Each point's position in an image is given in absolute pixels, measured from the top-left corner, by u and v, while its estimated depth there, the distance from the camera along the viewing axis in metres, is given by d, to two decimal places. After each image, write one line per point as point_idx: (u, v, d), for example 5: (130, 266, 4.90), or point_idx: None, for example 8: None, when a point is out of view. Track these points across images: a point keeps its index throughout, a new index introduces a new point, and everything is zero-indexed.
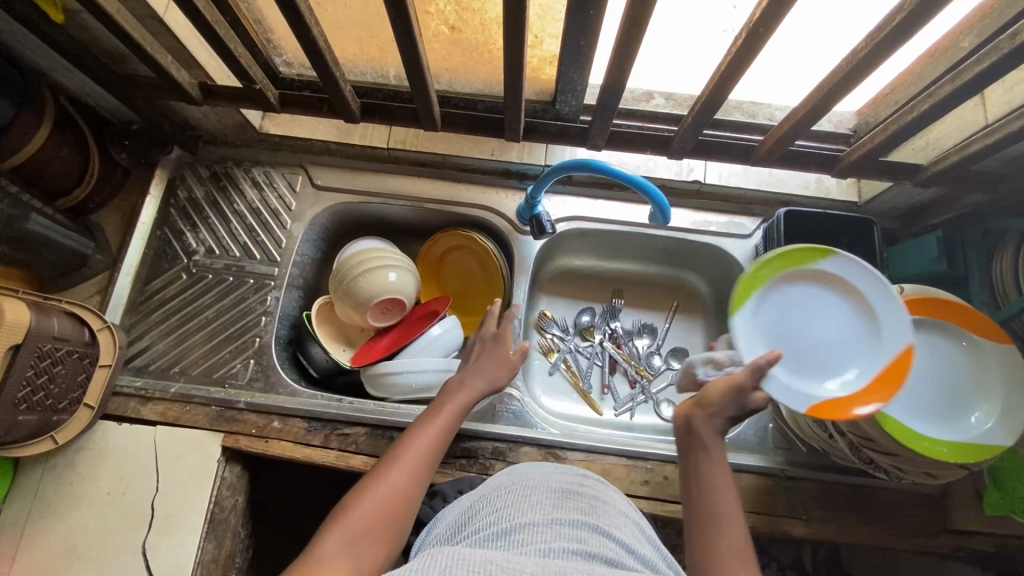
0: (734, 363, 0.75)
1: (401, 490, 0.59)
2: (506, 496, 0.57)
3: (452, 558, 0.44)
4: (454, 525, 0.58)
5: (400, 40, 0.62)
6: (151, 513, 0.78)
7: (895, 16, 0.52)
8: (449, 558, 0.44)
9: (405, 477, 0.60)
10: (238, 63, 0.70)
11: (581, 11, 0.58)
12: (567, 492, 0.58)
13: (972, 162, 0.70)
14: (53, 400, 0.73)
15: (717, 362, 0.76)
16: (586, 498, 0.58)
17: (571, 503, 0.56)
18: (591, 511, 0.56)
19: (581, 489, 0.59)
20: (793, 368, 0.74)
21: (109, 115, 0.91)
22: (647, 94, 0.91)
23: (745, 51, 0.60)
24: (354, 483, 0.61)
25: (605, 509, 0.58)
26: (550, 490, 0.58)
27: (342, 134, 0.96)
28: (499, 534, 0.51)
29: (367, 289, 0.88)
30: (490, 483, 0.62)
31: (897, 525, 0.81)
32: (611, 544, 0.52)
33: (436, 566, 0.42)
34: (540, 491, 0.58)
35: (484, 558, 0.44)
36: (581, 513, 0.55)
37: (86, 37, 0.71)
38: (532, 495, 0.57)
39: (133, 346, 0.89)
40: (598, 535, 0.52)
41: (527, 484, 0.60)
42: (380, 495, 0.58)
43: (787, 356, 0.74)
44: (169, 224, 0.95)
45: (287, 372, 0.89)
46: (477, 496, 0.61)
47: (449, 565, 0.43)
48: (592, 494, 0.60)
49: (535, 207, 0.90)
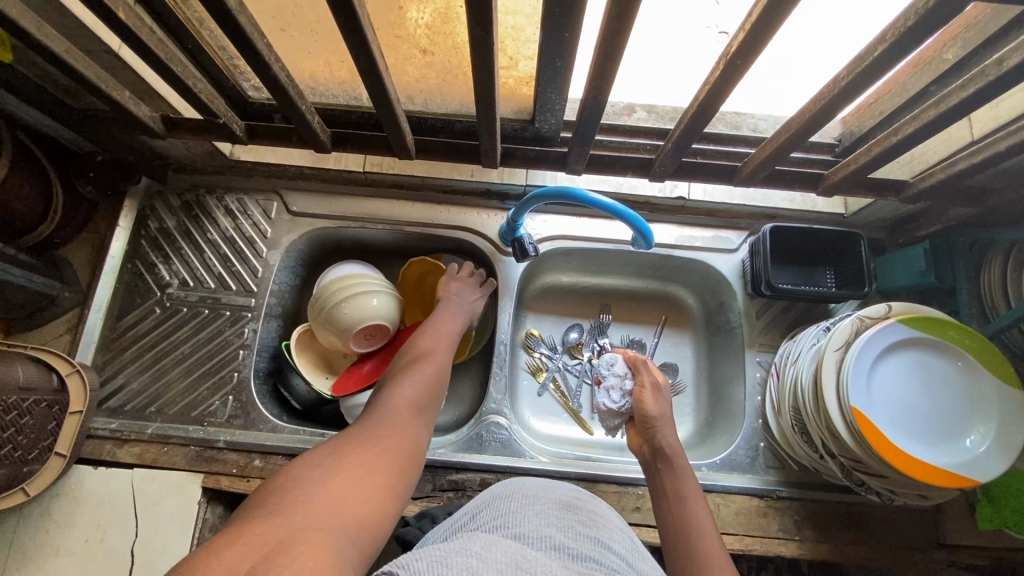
0: (621, 377, 0.82)
1: (431, 377, 0.73)
2: (511, 504, 0.56)
3: (489, 540, 0.45)
4: (451, 528, 0.56)
5: (366, 73, 0.59)
6: (130, 560, 0.76)
7: (879, 46, 0.50)
8: (487, 539, 0.46)
9: (433, 368, 0.74)
10: (199, 97, 0.67)
11: (556, 33, 0.56)
12: (568, 504, 0.57)
13: (958, 179, 0.69)
14: (21, 451, 0.70)
15: (614, 386, 0.82)
16: (585, 511, 0.57)
17: (573, 514, 0.55)
18: (592, 523, 0.55)
19: (579, 502, 0.58)
20: (886, 403, 0.70)
21: (72, 146, 0.87)
22: (628, 107, 0.85)
23: (726, 78, 0.58)
24: (377, 382, 0.74)
25: (603, 522, 0.57)
26: (553, 501, 0.57)
27: (316, 159, 0.93)
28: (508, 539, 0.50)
29: (349, 315, 0.85)
30: (485, 497, 0.60)
31: (890, 542, 0.80)
32: (615, 555, 0.51)
33: (477, 542, 0.45)
34: (542, 502, 0.57)
35: (516, 546, 0.45)
36: (584, 523, 0.54)
37: (38, 74, 0.68)
38: (538, 502, 0.56)
39: (108, 385, 0.86)
40: (603, 546, 0.51)
41: (529, 492, 0.59)
42: (414, 379, 0.71)
43: (892, 394, 0.70)
44: (141, 256, 0.92)
45: (267, 407, 0.87)
46: (475, 503, 0.60)
47: (487, 544, 0.45)
48: (590, 508, 0.59)
49: (517, 229, 0.88)
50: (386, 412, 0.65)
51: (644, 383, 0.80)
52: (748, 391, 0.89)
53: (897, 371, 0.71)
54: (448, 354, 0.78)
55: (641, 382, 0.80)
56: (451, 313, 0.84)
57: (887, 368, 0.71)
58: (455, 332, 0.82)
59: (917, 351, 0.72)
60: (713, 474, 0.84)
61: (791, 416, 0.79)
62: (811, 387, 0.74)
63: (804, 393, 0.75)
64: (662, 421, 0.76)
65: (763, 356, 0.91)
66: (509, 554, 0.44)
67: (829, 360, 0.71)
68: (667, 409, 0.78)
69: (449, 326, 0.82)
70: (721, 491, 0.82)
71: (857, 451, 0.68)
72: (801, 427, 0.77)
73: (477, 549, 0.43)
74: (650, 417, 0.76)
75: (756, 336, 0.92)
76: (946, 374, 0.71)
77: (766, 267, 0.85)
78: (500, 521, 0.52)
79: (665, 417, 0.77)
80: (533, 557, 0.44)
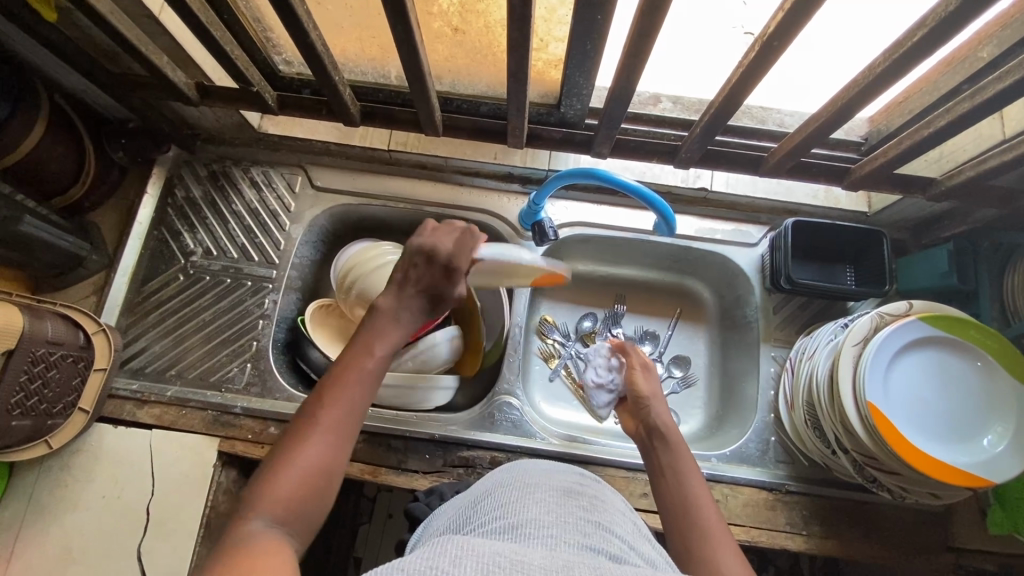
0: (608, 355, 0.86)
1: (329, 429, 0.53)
2: (509, 494, 0.54)
3: (459, 548, 0.40)
4: (457, 520, 0.55)
5: (400, 44, 0.60)
6: (146, 517, 0.77)
7: (916, 33, 0.50)
8: (457, 548, 0.40)
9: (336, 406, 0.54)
10: (234, 64, 0.68)
11: (588, 14, 0.56)
12: (567, 491, 0.55)
13: (988, 177, 0.68)
14: (47, 404, 0.72)
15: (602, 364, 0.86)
16: (586, 495, 0.56)
17: (573, 501, 0.53)
18: (593, 509, 0.53)
19: (581, 487, 0.57)
20: (902, 403, 0.69)
21: (104, 112, 0.90)
22: (654, 97, 0.86)
23: (758, 63, 0.58)
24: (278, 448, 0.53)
25: (605, 507, 0.55)
26: (552, 489, 0.55)
27: (343, 134, 0.95)
28: (506, 529, 0.48)
29: (377, 285, 0.86)
30: (489, 481, 0.59)
31: (898, 543, 0.80)
32: (615, 540, 0.49)
33: (444, 556, 0.38)
34: (542, 489, 0.55)
35: (491, 550, 0.40)
36: (584, 509, 0.53)
37: (79, 35, 0.70)
38: (534, 493, 0.54)
39: (130, 348, 0.88)
40: (603, 532, 0.49)
41: (528, 481, 0.57)
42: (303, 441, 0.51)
43: (911, 393, 0.70)
44: (166, 224, 0.94)
45: (284, 376, 0.88)
46: (478, 489, 0.59)
47: (457, 556, 0.38)
48: (593, 492, 0.57)
49: (537, 213, 0.89)
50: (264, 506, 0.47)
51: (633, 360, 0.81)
52: (761, 385, 0.89)
53: (916, 371, 0.71)
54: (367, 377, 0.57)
55: (631, 363, 0.81)
56: (386, 328, 0.62)
57: (903, 366, 0.71)
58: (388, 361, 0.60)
59: (937, 351, 0.71)
60: (723, 465, 0.84)
61: (805, 412, 0.79)
62: (826, 381, 0.73)
63: (819, 386, 0.75)
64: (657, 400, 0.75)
65: (778, 350, 0.90)
66: (482, 564, 0.38)
67: (847, 355, 0.71)
68: (655, 387, 0.77)
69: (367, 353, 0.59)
70: (730, 482, 0.82)
71: (871, 447, 0.68)
72: (813, 422, 0.77)
73: (445, 566, 0.37)
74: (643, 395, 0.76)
75: (772, 331, 0.91)
76: (966, 375, 0.71)
77: (786, 261, 0.85)
78: (498, 514, 0.51)
79: (657, 396, 0.75)
80: (513, 560, 0.39)
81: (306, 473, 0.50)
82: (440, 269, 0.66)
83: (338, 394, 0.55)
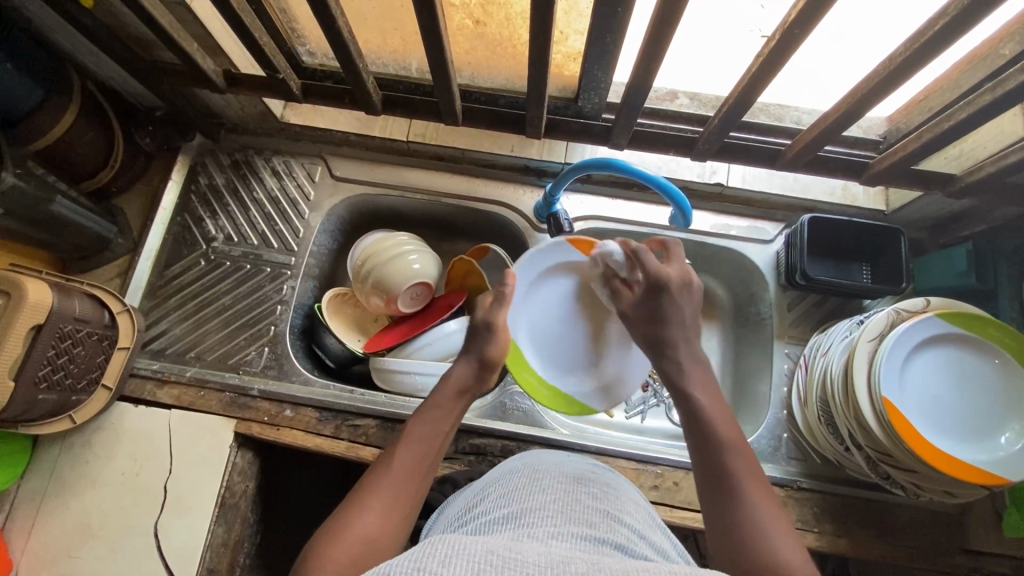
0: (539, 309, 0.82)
1: (389, 500, 0.56)
2: (518, 480, 0.55)
3: (451, 547, 0.40)
4: (462, 510, 0.56)
5: (424, 33, 0.62)
6: (163, 494, 0.79)
7: (938, 21, 0.51)
8: (449, 547, 0.40)
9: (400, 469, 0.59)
10: (262, 51, 0.70)
11: (609, 6, 0.56)
12: (577, 478, 0.56)
13: (1008, 174, 0.68)
14: (72, 379, 0.74)
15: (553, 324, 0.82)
16: (598, 483, 0.56)
17: (583, 488, 0.54)
18: (604, 497, 0.53)
19: (592, 475, 0.57)
20: (924, 407, 0.69)
21: (133, 100, 0.93)
22: (671, 93, 0.85)
23: (778, 54, 0.58)
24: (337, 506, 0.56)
25: (616, 494, 0.55)
26: (562, 476, 0.55)
27: (362, 125, 0.96)
28: (509, 519, 0.49)
29: (393, 276, 0.87)
30: (502, 469, 0.59)
31: (915, 543, 0.79)
32: (624, 530, 0.49)
33: (433, 558, 0.38)
34: (552, 475, 0.56)
35: (482, 548, 0.40)
36: (594, 496, 0.53)
37: (113, 22, 0.72)
38: (542, 480, 0.54)
39: (152, 329, 0.90)
40: (611, 521, 0.49)
41: (538, 467, 0.58)
42: (368, 506, 0.54)
43: (930, 402, 0.69)
44: (190, 211, 0.96)
45: (299, 361, 0.90)
46: (488, 477, 0.59)
47: (446, 556, 0.38)
48: (603, 480, 0.57)
49: (552, 205, 0.90)
50: (334, 557, 0.49)
51: (671, 261, 0.75)
52: (774, 382, 0.89)
53: (932, 367, 0.71)
54: (429, 451, 0.62)
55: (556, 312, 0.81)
56: (446, 400, 0.67)
57: (916, 365, 0.70)
58: (442, 431, 0.65)
59: (954, 348, 0.71)
60: None
61: (819, 405, 0.78)
62: (840, 377, 0.73)
63: (833, 382, 0.74)
64: (673, 325, 0.70)
65: (792, 348, 0.90)
66: (472, 565, 0.37)
67: (862, 351, 0.70)
68: (689, 311, 0.71)
69: (424, 426, 0.64)
70: None
71: (886, 444, 0.68)
72: (828, 419, 0.77)
73: (433, 568, 0.37)
74: (663, 343, 0.70)
75: (786, 327, 0.91)
76: (982, 371, 0.70)
77: (801, 257, 0.85)
78: (504, 504, 0.51)
79: (683, 320, 0.70)
80: (505, 559, 0.39)
81: (375, 538, 0.52)
82: (485, 333, 0.73)
83: (397, 462, 0.60)
